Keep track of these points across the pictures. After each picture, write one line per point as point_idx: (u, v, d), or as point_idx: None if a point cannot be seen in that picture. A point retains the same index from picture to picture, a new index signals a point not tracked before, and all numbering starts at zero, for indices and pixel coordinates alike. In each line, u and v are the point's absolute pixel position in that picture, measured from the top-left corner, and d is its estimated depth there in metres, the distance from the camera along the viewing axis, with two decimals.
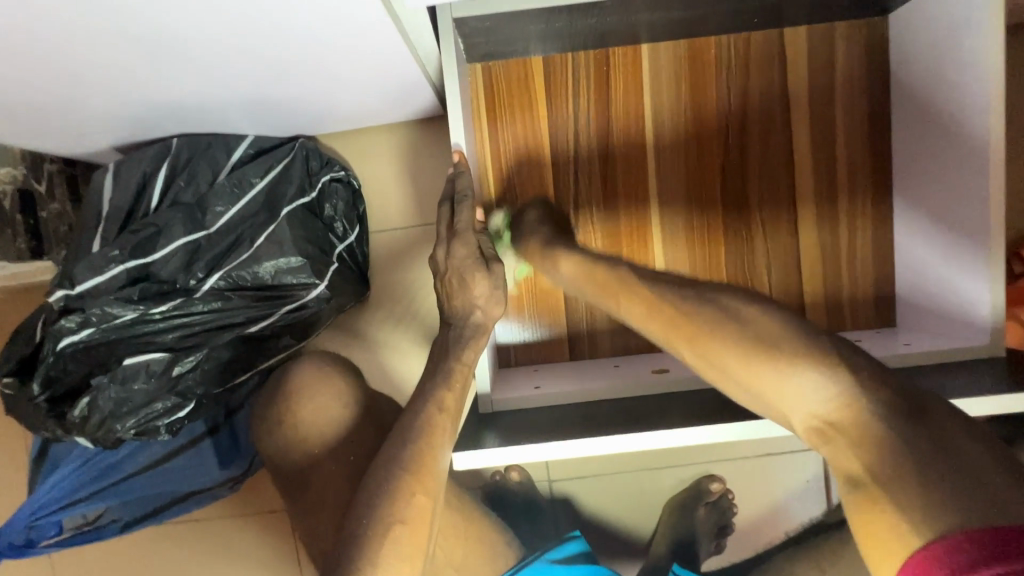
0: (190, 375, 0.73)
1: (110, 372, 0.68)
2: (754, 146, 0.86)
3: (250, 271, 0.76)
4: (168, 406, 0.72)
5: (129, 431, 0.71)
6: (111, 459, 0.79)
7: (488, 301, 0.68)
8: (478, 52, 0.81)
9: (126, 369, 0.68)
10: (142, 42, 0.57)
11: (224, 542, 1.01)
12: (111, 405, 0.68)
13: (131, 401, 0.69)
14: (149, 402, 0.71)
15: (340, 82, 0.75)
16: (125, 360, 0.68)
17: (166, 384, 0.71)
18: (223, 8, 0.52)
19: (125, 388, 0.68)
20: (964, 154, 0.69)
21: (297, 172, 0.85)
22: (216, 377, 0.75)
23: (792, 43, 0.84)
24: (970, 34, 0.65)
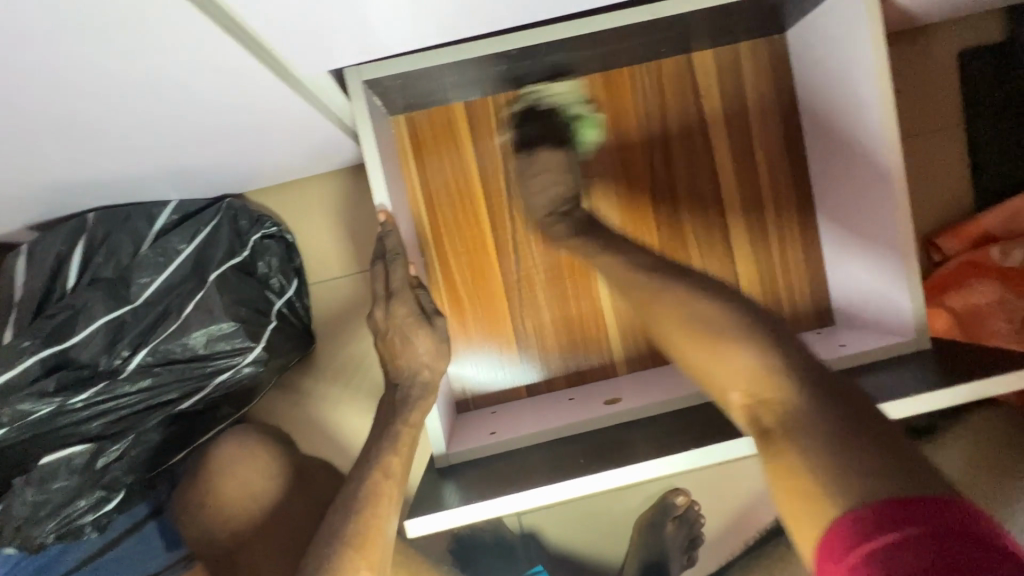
0: (115, 464, 0.72)
1: (27, 473, 0.66)
2: (680, 166, 0.89)
3: (179, 342, 0.73)
4: (93, 501, 0.71)
5: (50, 535, 0.69)
6: (42, 559, 0.77)
7: (430, 357, 0.67)
8: (398, 105, 0.81)
9: (42, 468, 0.66)
10: (35, 131, 0.55)
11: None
12: (27, 510, 0.66)
13: (50, 502, 0.67)
14: (71, 501, 0.69)
15: (258, 146, 0.74)
16: (43, 458, 0.66)
17: (90, 478, 0.70)
18: (113, 93, 0.51)
19: (43, 489, 0.66)
20: (867, 165, 0.72)
21: (225, 235, 0.83)
22: (146, 464, 0.75)
23: (703, 66, 0.87)
24: (858, 50, 0.68)
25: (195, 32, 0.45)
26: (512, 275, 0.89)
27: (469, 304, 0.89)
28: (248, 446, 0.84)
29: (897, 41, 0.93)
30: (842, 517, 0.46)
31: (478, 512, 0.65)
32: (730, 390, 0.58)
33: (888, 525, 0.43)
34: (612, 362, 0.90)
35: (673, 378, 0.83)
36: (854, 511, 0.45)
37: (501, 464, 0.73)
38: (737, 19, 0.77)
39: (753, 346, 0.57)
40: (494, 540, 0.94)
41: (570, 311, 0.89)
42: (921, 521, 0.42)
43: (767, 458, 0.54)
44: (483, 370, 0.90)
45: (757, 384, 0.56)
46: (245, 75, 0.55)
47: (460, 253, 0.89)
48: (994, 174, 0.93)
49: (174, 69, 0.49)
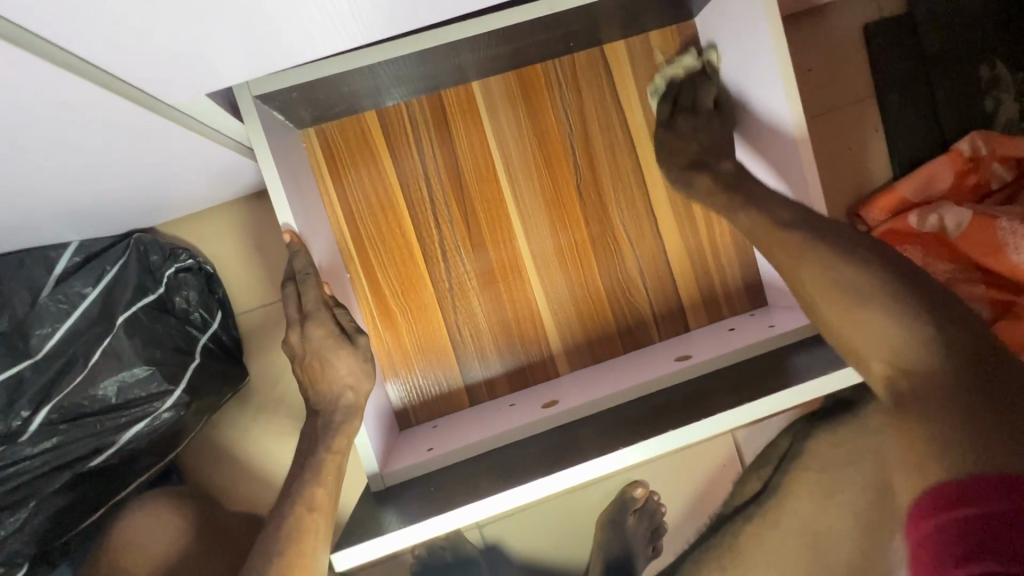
0: (14, 537, 0.67)
1: None
2: (602, 158, 0.88)
3: (88, 395, 0.70)
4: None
5: None
6: None
7: (354, 377, 0.63)
8: (305, 118, 0.78)
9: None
10: None
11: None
12: None
13: None
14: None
15: (153, 177, 0.69)
16: None
17: None
18: None
19: None
20: (777, 142, 0.73)
21: (133, 274, 0.78)
22: (51, 531, 0.70)
23: (616, 57, 0.87)
24: (758, 29, 0.68)
25: (27, 79, 0.41)
26: (444, 283, 0.87)
27: (403, 318, 0.87)
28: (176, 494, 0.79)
29: (802, 18, 0.94)
30: (943, 485, 0.48)
31: (406, 537, 0.62)
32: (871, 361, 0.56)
33: (985, 495, 0.45)
34: (553, 363, 0.89)
35: (613, 373, 0.82)
36: (957, 480, 0.47)
37: (439, 481, 0.70)
38: (642, 6, 0.76)
39: (891, 310, 0.55)
40: (454, 558, 0.93)
41: (508, 314, 0.88)
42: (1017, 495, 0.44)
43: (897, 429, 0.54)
44: (423, 383, 0.88)
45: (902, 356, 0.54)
46: (108, 114, 0.50)
47: (387, 265, 0.86)
48: (906, 143, 0.96)
49: (25, 121, 0.46)
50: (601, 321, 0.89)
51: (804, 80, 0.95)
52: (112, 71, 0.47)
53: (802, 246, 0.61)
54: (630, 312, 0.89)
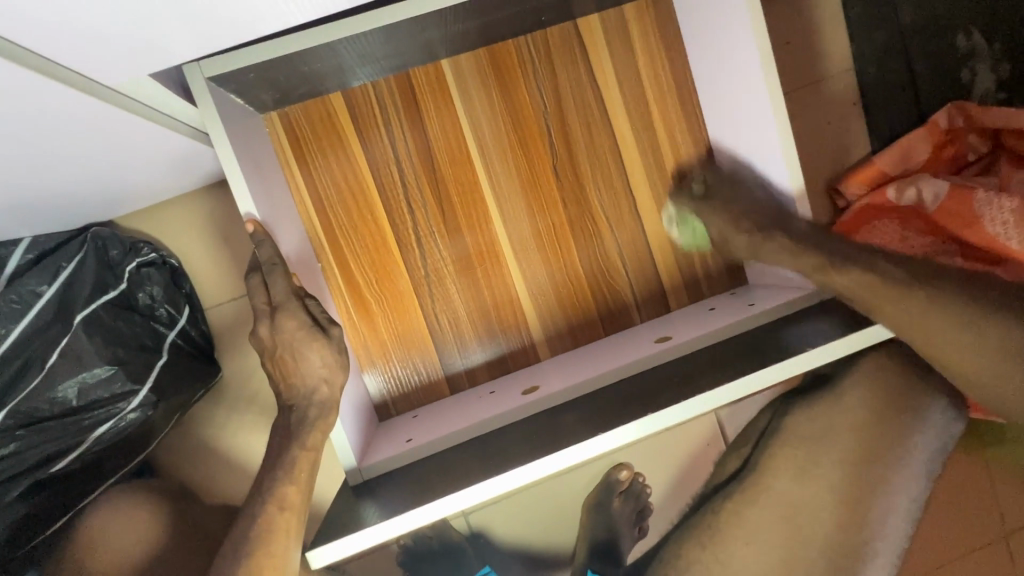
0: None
1: None
2: (579, 137, 0.86)
3: (46, 398, 0.67)
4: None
5: None
6: None
7: (327, 369, 0.61)
8: (266, 101, 0.75)
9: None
10: None
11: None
12: None
13: None
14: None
15: (104, 167, 0.65)
16: None
17: None
18: None
19: None
20: (758, 116, 0.71)
21: (91, 270, 0.74)
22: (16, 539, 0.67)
23: (590, 32, 0.84)
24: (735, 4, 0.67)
25: None
26: (420, 271, 0.85)
27: (377, 307, 0.84)
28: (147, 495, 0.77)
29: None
30: None
31: (387, 531, 0.61)
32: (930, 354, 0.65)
33: None
34: (533, 349, 0.87)
35: (594, 357, 0.81)
36: None
37: (417, 472, 0.69)
38: None
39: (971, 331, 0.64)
40: (441, 547, 0.92)
41: (486, 301, 0.86)
42: None
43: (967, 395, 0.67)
44: (402, 374, 0.86)
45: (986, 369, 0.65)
46: (42, 99, 0.47)
47: (360, 254, 0.83)
48: (885, 116, 0.95)
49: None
50: (581, 305, 0.88)
51: (783, 54, 0.93)
52: (45, 53, 0.43)
53: (889, 284, 0.65)
54: (610, 296, 0.88)
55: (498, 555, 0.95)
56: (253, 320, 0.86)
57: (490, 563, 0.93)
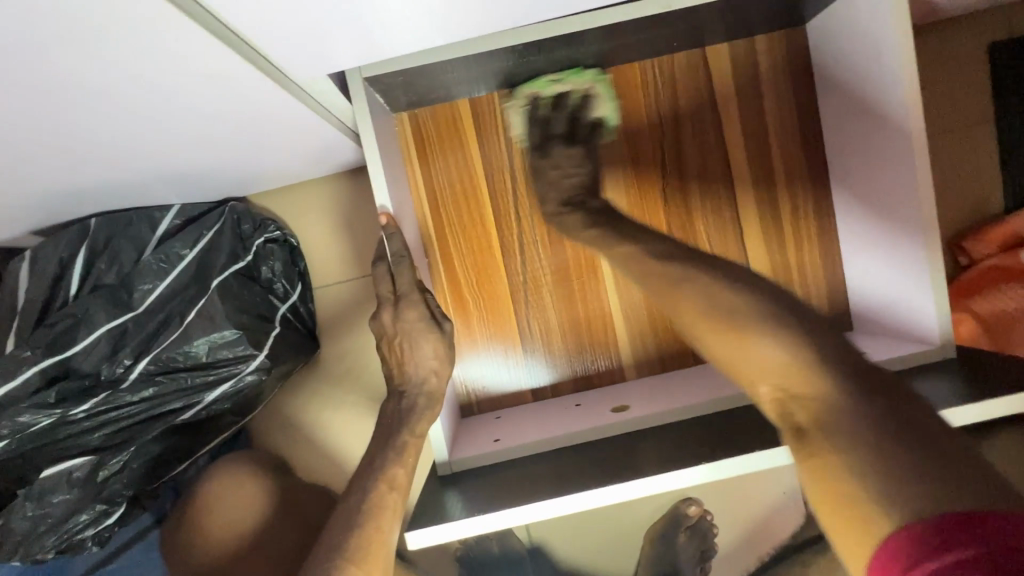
0: (116, 478, 0.69)
1: (27, 487, 0.64)
2: (692, 163, 0.86)
3: (182, 351, 0.72)
4: (94, 515, 0.69)
5: (51, 549, 0.67)
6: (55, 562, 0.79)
7: (438, 362, 0.65)
8: (401, 103, 0.80)
9: (43, 481, 0.64)
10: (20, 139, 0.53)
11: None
12: (26, 525, 0.64)
13: (50, 517, 0.65)
14: (72, 515, 0.67)
15: (259, 148, 0.72)
16: (44, 470, 0.64)
17: (91, 492, 0.67)
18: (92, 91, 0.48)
19: (42, 503, 0.64)
20: (891, 161, 0.69)
21: (227, 239, 0.82)
22: (148, 474, 0.72)
23: (717, 60, 0.84)
24: (885, 42, 0.64)
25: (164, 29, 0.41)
26: (518, 277, 0.87)
27: (474, 307, 0.87)
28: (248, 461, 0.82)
29: (921, 31, 0.88)
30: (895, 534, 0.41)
31: (469, 527, 0.62)
32: (760, 383, 0.52)
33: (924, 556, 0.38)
34: (619, 368, 0.87)
35: (682, 385, 0.80)
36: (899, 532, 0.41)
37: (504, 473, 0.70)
38: (751, 15, 0.74)
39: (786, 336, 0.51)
40: (501, 552, 0.94)
41: (578, 314, 0.87)
42: (966, 543, 0.37)
43: (805, 461, 0.48)
44: (488, 375, 0.88)
45: (800, 386, 0.50)
46: (239, 83, 0.52)
47: (464, 254, 0.87)
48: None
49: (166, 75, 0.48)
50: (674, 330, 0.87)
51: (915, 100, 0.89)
52: (253, 39, 0.48)
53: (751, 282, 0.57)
54: None
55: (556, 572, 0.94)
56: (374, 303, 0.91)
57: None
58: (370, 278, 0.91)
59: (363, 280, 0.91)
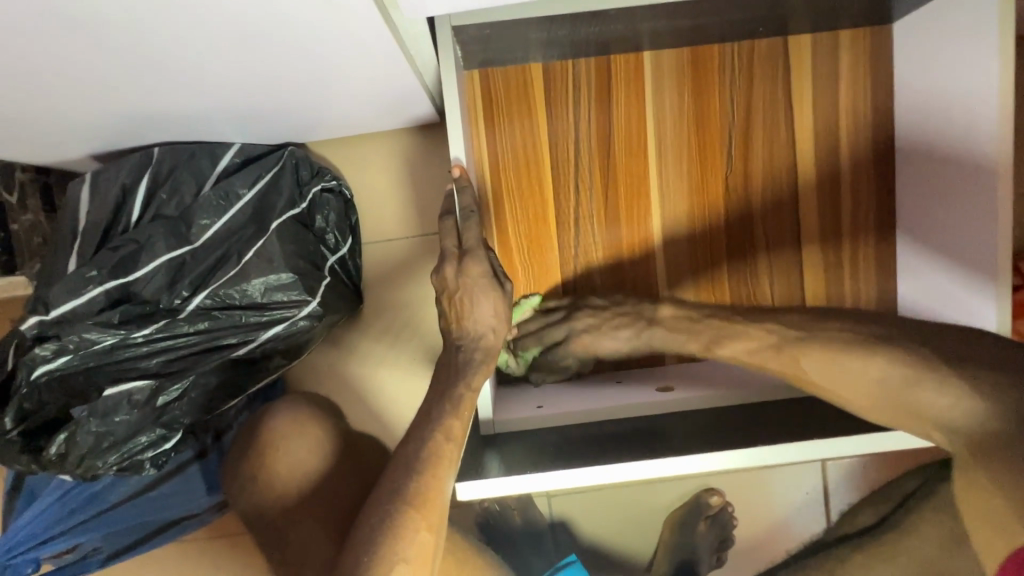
0: (176, 405, 0.69)
1: (89, 403, 0.63)
2: (759, 156, 0.85)
3: (238, 288, 0.71)
4: (153, 439, 0.69)
5: (111, 466, 0.67)
6: (92, 490, 0.73)
7: (497, 321, 0.65)
8: (476, 58, 0.79)
9: (106, 399, 0.64)
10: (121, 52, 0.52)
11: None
12: (91, 440, 0.64)
13: (113, 435, 0.65)
14: (133, 436, 0.67)
15: (336, 92, 0.71)
16: (106, 390, 0.64)
17: (151, 414, 0.67)
18: (212, 9, 0.47)
19: (105, 421, 0.64)
20: (968, 167, 0.67)
21: (286, 183, 0.81)
22: (206, 406, 0.72)
23: (798, 51, 0.82)
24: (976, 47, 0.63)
25: None
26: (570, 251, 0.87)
27: (522, 276, 0.87)
28: (294, 416, 0.81)
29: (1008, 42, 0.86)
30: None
31: (515, 486, 0.63)
32: (869, 406, 0.59)
33: None
34: (660, 351, 0.87)
35: (728, 373, 0.80)
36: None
37: (547, 438, 0.71)
38: (847, 5, 0.72)
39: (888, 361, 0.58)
40: (522, 524, 0.94)
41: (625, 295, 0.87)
42: None
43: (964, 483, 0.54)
44: None
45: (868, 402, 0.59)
46: (349, 13, 0.51)
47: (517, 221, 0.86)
48: None
49: (280, 5, 0.47)
50: None
51: None
52: None
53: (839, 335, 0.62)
54: None
55: (572, 545, 0.96)
56: (435, 258, 0.91)
57: (561, 552, 0.95)
58: (435, 236, 0.91)
59: (417, 239, 0.91)
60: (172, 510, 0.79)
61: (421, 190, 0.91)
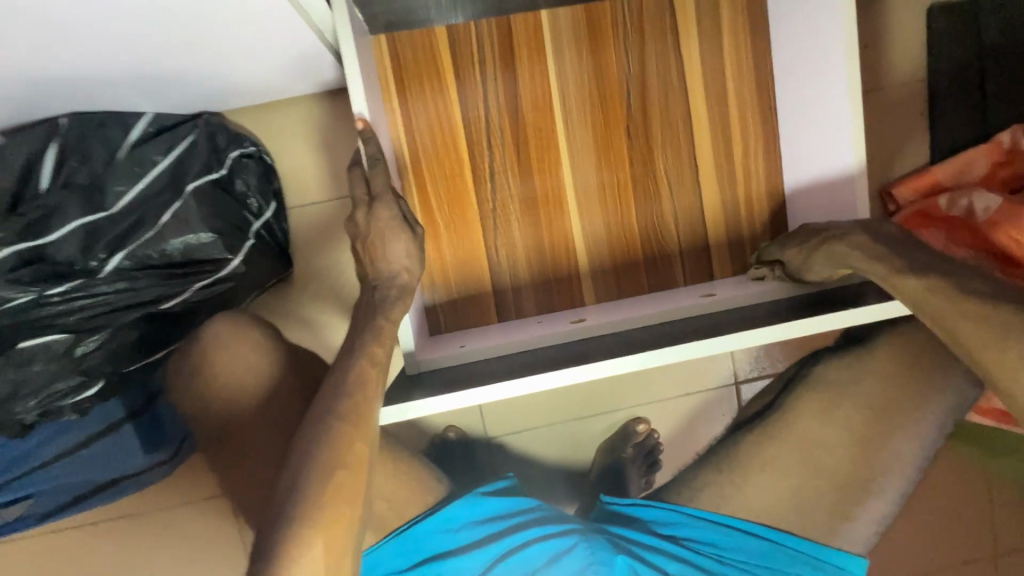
0: (95, 355, 0.71)
1: (4, 355, 0.65)
2: (655, 103, 0.91)
3: (157, 248, 0.74)
4: (72, 386, 0.70)
5: (32, 412, 0.69)
6: (20, 450, 0.74)
7: (410, 259, 0.68)
8: (380, 20, 0.82)
9: (21, 352, 0.65)
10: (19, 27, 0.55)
11: (184, 534, 1.00)
12: (8, 387, 0.66)
13: (30, 383, 0.67)
14: (50, 384, 0.69)
15: (242, 54, 0.73)
16: (21, 343, 0.65)
17: (70, 363, 0.69)
18: None
19: (22, 370, 0.66)
20: (830, 103, 0.79)
21: (202, 150, 0.82)
22: (128, 358, 0.74)
23: (683, 4, 0.89)
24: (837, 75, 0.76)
25: None
26: (488, 204, 0.91)
27: (445, 230, 0.91)
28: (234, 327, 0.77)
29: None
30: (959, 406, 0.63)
31: (437, 404, 0.67)
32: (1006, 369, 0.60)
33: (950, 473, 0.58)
34: (578, 291, 0.93)
35: (637, 304, 0.87)
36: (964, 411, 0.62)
37: (469, 368, 0.76)
38: None
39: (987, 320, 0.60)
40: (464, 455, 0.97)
41: (543, 242, 0.92)
42: None
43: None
44: (455, 295, 0.92)
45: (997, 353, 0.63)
46: None
47: (436, 178, 0.90)
48: (947, 129, 0.99)
49: None
50: (632, 259, 0.93)
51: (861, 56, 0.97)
52: None
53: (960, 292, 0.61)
54: (658, 248, 0.93)
55: (513, 463, 1.01)
56: None
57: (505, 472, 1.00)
58: (349, 198, 0.95)
59: (337, 202, 0.94)
60: (110, 471, 0.80)
61: (340, 153, 0.94)
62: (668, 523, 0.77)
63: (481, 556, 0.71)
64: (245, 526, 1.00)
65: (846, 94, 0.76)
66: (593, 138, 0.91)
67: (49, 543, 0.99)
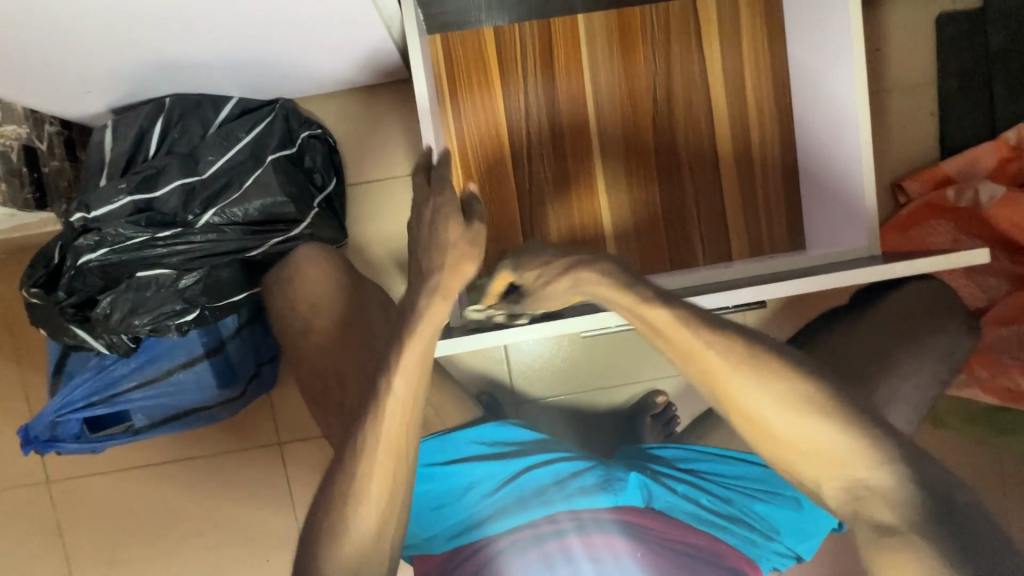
0: (194, 288, 0.83)
1: (124, 283, 0.78)
2: (680, 97, 1.00)
3: (241, 208, 0.85)
4: (178, 310, 0.82)
5: (145, 327, 0.81)
6: (119, 371, 0.86)
7: None
8: (437, 21, 0.94)
9: (140, 279, 0.79)
10: (155, 15, 0.68)
11: (237, 478, 1.10)
12: (128, 305, 0.79)
13: (146, 304, 0.80)
14: (161, 308, 0.81)
15: (320, 47, 0.86)
16: (137, 273, 0.78)
17: (173, 293, 0.81)
18: None
19: (139, 295, 0.79)
20: (840, 97, 0.87)
21: (279, 129, 0.94)
22: (217, 290, 0.84)
23: (706, 10, 0.99)
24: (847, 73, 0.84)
25: None
26: (526, 184, 1.01)
27: (486, 207, 1.01)
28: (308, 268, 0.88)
29: (867, 2, 1.04)
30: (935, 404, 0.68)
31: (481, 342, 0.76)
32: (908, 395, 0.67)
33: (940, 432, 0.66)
34: None
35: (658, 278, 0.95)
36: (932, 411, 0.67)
37: None
38: None
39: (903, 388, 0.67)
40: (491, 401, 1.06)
41: (574, 220, 1.02)
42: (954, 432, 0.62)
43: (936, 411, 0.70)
44: (493, 264, 1.02)
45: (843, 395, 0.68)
46: None
47: (480, 160, 1.01)
48: (956, 127, 1.05)
49: None
50: (656, 238, 1.02)
51: (873, 59, 1.05)
52: None
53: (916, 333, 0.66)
54: (679, 229, 1.01)
55: (537, 411, 1.09)
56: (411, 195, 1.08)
57: (529, 420, 1.08)
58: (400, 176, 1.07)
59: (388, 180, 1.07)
60: (187, 401, 0.91)
61: (394, 137, 1.07)
62: (683, 458, 0.84)
63: (500, 467, 0.79)
64: (295, 475, 1.10)
65: (854, 87, 0.84)
66: (622, 127, 1.01)
67: (123, 480, 1.10)
